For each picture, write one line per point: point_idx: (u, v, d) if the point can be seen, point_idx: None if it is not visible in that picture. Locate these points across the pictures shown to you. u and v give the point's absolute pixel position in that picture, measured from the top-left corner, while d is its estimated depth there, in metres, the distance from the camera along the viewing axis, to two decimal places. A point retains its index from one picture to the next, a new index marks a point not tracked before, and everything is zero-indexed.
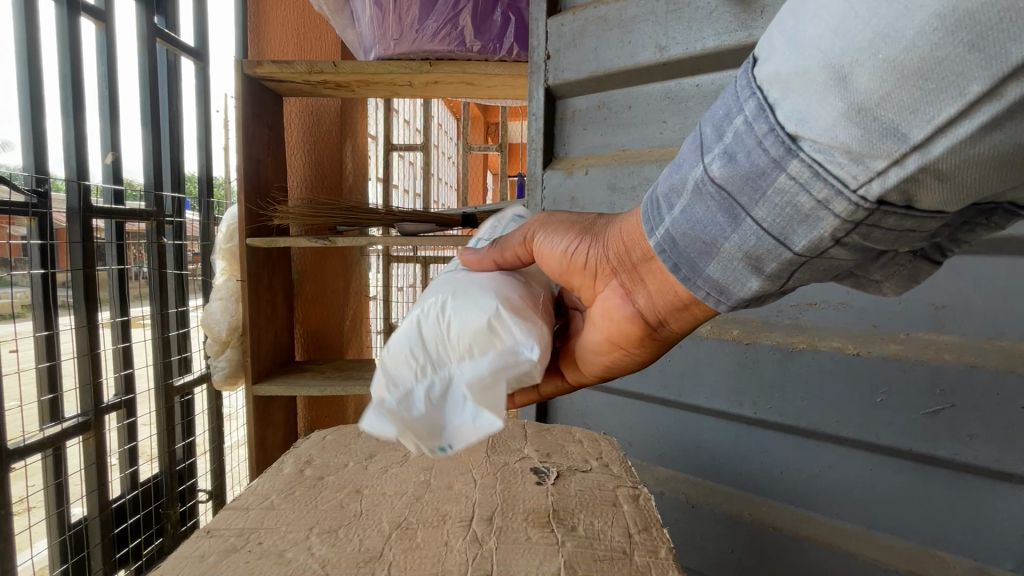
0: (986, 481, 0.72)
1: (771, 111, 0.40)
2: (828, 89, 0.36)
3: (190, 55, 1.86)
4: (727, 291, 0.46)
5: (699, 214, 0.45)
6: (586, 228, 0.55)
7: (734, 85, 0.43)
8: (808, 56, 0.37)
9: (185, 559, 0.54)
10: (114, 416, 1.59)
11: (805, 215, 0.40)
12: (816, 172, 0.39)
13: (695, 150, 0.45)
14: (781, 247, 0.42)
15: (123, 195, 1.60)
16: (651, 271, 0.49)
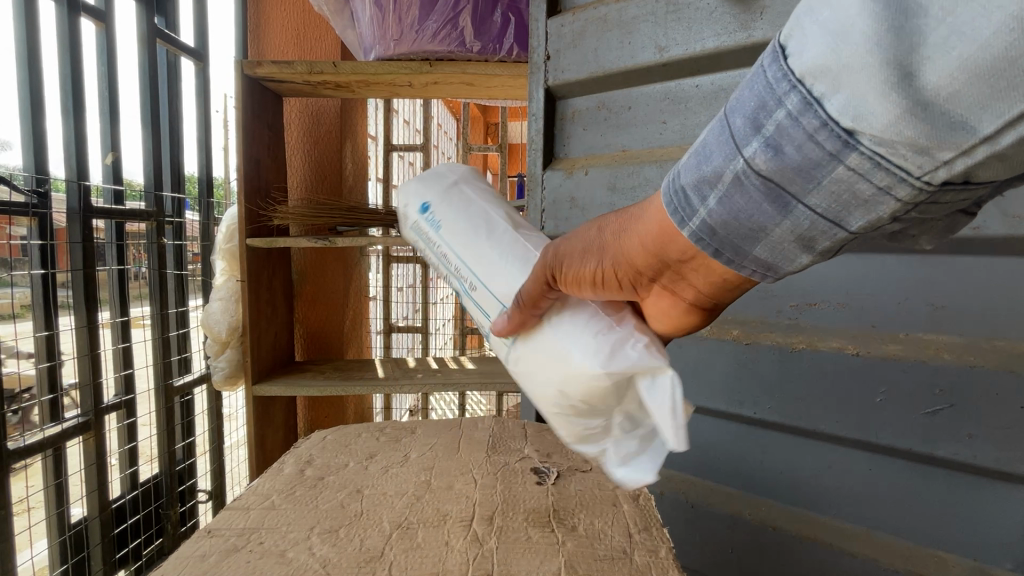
0: (986, 482, 0.72)
1: (820, 104, 0.37)
2: (890, 83, 0.34)
3: (190, 55, 1.86)
4: (775, 267, 0.44)
5: (740, 205, 0.42)
6: (599, 247, 0.51)
7: (764, 75, 0.40)
8: (861, 48, 0.34)
9: (186, 559, 0.54)
10: (114, 416, 1.59)
11: (862, 201, 0.38)
12: (878, 163, 0.37)
13: (724, 142, 0.42)
14: (836, 229, 0.40)
15: (123, 195, 1.60)
16: (691, 270, 0.47)
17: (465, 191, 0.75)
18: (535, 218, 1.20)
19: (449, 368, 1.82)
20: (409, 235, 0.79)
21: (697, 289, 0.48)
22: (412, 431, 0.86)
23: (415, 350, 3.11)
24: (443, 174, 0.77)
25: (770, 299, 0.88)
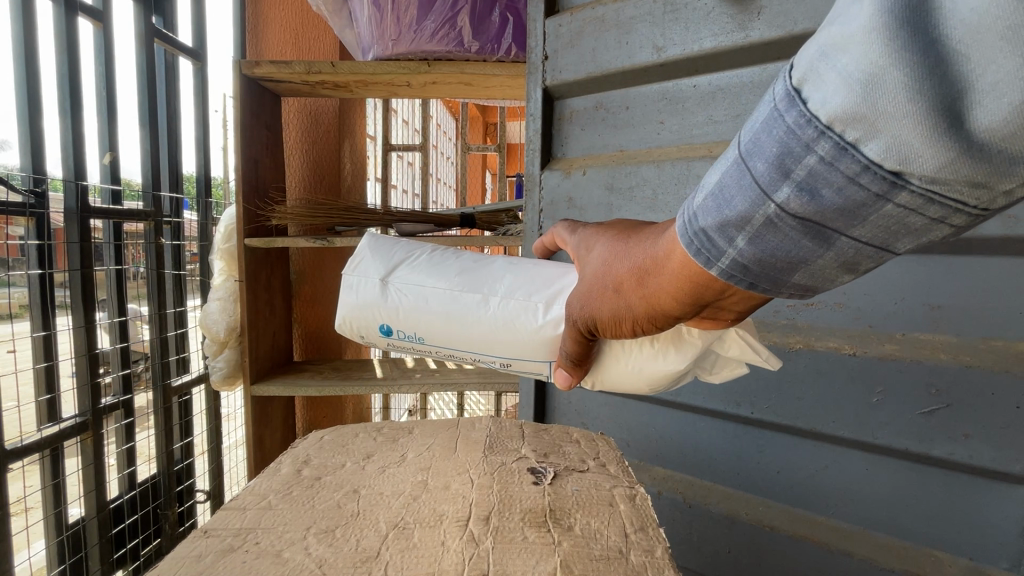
0: (982, 481, 0.72)
1: (856, 150, 0.39)
2: (938, 132, 0.36)
3: (188, 54, 1.86)
4: (815, 288, 0.48)
5: (777, 243, 0.45)
6: (634, 297, 0.56)
7: (784, 120, 0.42)
8: (898, 99, 0.36)
9: (182, 560, 0.54)
10: (112, 417, 1.59)
11: (915, 230, 0.41)
12: (929, 198, 0.39)
13: (748, 187, 0.45)
14: (884, 252, 0.43)
15: (122, 195, 1.60)
16: (730, 300, 0.53)
17: (399, 285, 0.80)
18: (533, 218, 1.20)
19: (448, 368, 1.83)
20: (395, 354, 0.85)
21: (737, 309, 0.55)
22: (409, 431, 0.86)
23: (414, 350, 3.11)
24: (370, 282, 0.81)
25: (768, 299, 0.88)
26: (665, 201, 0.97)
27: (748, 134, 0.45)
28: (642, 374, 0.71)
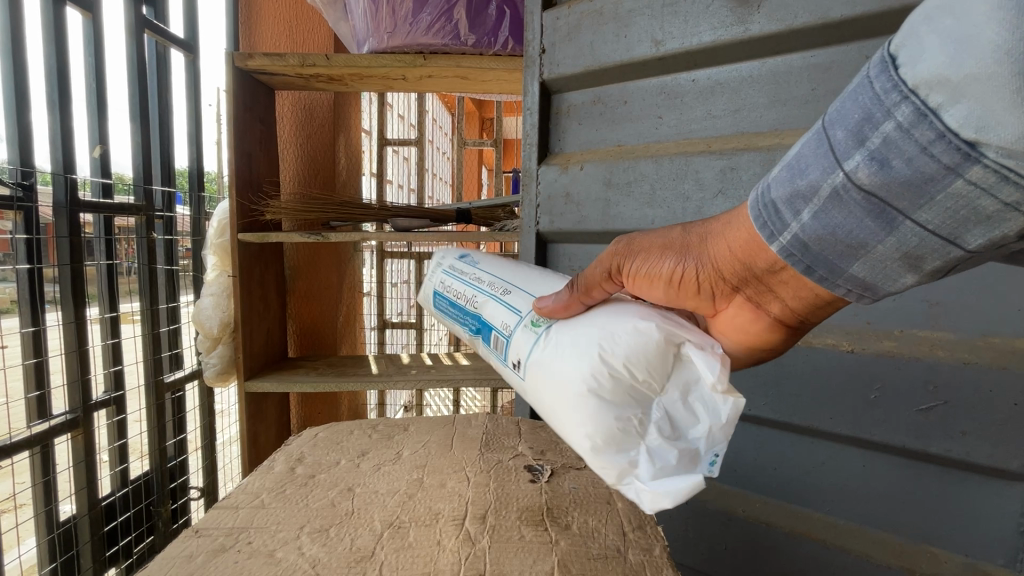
0: (980, 478, 0.72)
1: (934, 117, 0.39)
2: (1019, 97, 0.35)
3: (180, 47, 1.83)
4: (875, 286, 0.46)
5: (839, 218, 0.44)
6: (682, 247, 0.55)
7: (872, 87, 0.42)
8: (985, 61, 0.35)
9: (173, 560, 0.53)
10: (104, 414, 1.57)
11: (984, 217, 0.39)
12: (1003, 176, 0.37)
13: (823, 155, 0.45)
14: (951, 246, 0.41)
15: (112, 189, 1.57)
16: (780, 282, 0.50)
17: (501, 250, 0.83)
18: (529, 214, 1.19)
19: (444, 365, 1.82)
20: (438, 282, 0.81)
21: (785, 303, 0.51)
22: (405, 428, 0.85)
23: (410, 346, 3.09)
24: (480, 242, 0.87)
25: None
26: (662, 197, 0.97)
27: (834, 106, 0.45)
28: (611, 336, 0.55)
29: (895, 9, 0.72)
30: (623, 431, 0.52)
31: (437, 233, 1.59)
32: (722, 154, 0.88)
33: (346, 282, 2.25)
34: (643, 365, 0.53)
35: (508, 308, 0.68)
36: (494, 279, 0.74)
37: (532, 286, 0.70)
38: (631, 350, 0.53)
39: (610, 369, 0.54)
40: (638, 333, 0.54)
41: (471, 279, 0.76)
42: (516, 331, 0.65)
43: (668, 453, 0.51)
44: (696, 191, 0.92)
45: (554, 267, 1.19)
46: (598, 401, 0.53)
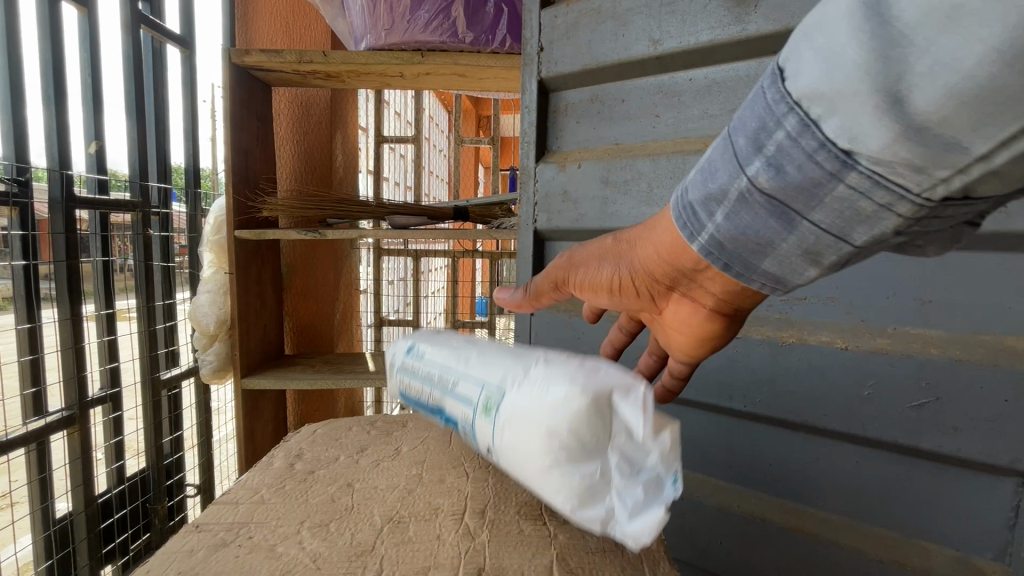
0: (970, 473, 0.73)
1: (816, 126, 0.40)
2: (880, 109, 0.36)
3: (176, 43, 1.82)
4: (785, 280, 0.47)
5: (747, 220, 0.45)
6: (616, 251, 0.57)
7: (763, 97, 0.43)
8: (852, 76, 0.37)
9: (174, 555, 0.54)
10: (99, 411, 1.56)
11: (865, 217, 0.40)
12: (875, 181, 0.39)
13: (729, 160, 0.45)
14: (841, 243, 0.42)
15: (108, 185, 1.57)
16: (706, 278, 0.51)
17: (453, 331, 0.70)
18: (527, 212, 1.19)
19: None
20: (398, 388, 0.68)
21: (713, 294, 0.52)
22: (403, 425, 0.86)
23: (407, 344, 3.09)
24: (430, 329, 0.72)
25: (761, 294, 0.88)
26: (659, 195, 0.97)
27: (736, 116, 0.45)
28: (546, 403, 0.49)
29: None
30: (586, 487, 0.49)
31: (434, 231, 1.59)
32: None
33: (342, 280, 2.25)
34: (583, 430, 0.47)
35: (461, 398, 0.57)
36: (444, 363, 0.61)
37: (489, 364, 0.57)
38: (567, 420, 0.47)
39: (559, 446, 0.48)
40: (569, 402, 0.48)
41: (419, 380, 0.63)
42: (477, 422, 0.55)
43: (631, 492, 0.48)
44: None
45: (552, 265, 1.19)
46: (556, 470, 0.49)
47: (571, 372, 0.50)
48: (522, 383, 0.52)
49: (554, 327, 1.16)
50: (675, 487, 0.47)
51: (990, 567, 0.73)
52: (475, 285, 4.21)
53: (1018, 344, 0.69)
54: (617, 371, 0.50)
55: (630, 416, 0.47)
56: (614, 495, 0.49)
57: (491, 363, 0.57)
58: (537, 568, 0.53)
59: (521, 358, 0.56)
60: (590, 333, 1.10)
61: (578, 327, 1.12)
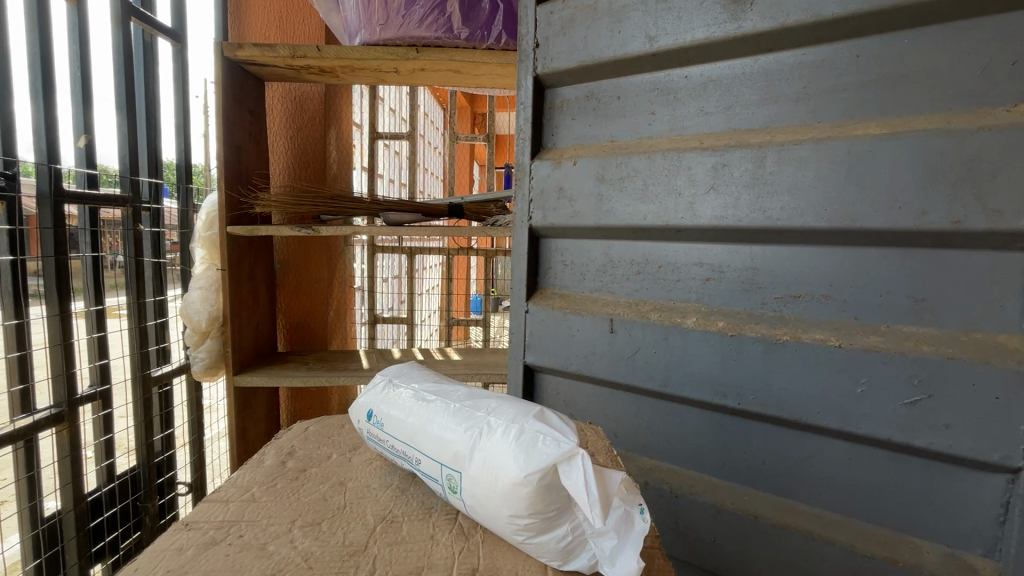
0: (961, 471, 0.73)
1: None
2: None
3: (168, 36, 1.80)
4: None
5: None
6: None
7: None
8: None
9: (162, 553, 0.53)
10: (89, 408, 1.54)
11: None
12: None
13: None
14: None
15: (97, 180, 1.54)
16: None
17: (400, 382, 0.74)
18: (522, 209, 1.19)
19: (435, 360, 1.82)
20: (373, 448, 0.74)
21: None
22: None
23: (401, 342, 3.08)
24: (380, 380, 0.76)
25: (756, 291, 0.89)
26: (655, 192, 0.97)
27: None
28: (498, 489, 0.54)
29: (886, 8, 0.73)
30: (566, 546, 0.52)
31: (429, 227, 1.58)
32: (715, 150, 0.89)
33: (336, 277, 2.24)
34: (539, 505, 0.52)
35: (428, 475, 0.63)
36: (401, 439, 0.67)
37: (434, 441, 0.62)
38: (521, 504, 0.52)
39: (523, 523, 0.53)
40: (519, 489, 0.52)
41: (390, 447, 0.69)
42: (447, 497, 0.61)
43: (604, 540, 0.51)
44: (688, 187, 0.93)
45: (546, 262, 1.19)
46: (531, 542, 0.53)
47: (510, 452, 0.54)
48: (473, 465, 0.57)
49: (549, 325, 1.15)
50: (643, 518, 0.51)
51: (980, 563, 0.73)
52: (470, 283, 4.20)
53: (1010, 342, 0.69)
54: (553, 442, 0.53)
55: (577, 490, 0.50)
56: (594, 546, 0.52)
57: (443, 439, 0.61)
58: (531, 567, 0.53)
59: (461, 428, 0.61)
60: (585, 330, 1.09)
61: (572, 324, 1.11)
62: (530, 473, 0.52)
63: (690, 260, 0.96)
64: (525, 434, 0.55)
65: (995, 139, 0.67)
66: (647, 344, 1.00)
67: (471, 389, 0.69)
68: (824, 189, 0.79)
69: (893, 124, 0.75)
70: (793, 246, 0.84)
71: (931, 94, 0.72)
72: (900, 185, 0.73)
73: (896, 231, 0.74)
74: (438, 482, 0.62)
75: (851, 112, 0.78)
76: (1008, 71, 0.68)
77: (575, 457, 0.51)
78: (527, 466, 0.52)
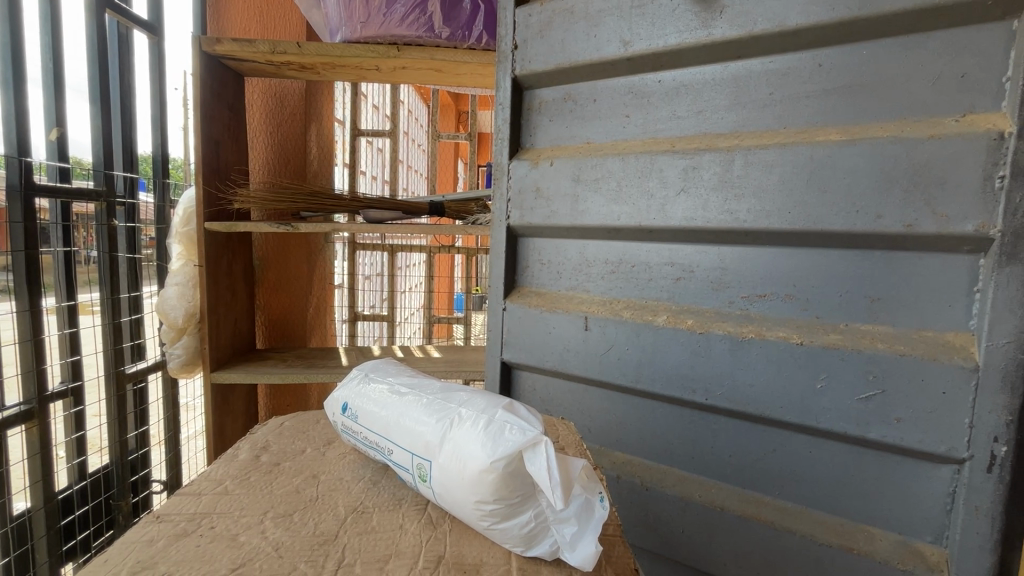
0: (912, 462, 0.77)
1: None
2: None
3: (144, 29, 1.77)
4: None
5: None
6: None
7: None
8: None
9: (133, 544, 0.53)
10: (60, 405, 1.52)
11: None
12: None
13: None
14: None
15: (70, 173, 1.52)
16: None
17: (375, 376, 0.75)
18: (500, 208, 1.20)
19: (415, 357, 1.83)
20: (347, 440, 0.75)
21: None
22: None
23: (382, 339, 3.08)
24: (356, 373, 0.78)
25: (723, 290, 0.92)
26: (628, 193, 0.99)
27: None
28: (466, 476, 0.56)
29: (846, 20, 0.76)
30: (529, 532, 0.54)
31: (409, 225, 1.59)
32: (685, 153, 0.92)
33: (317, 274, 2.24)
34: (504, 491, 0.54)
35: (399, 466, 0.65)
36: (374, 430, 0.68)
37: (406, 432, 0.64)
38: (487, 490, 0.54)
39: (489, 509, 0.55)
40: (485, 475, 0.54)
41: (363, 439, 0.70)
42: (417, 486, 0.63)
43: (565, 528, 0.54)
44: (660, 189, 0.95)
45: (524, 261, 1.21)
46: (497, 527, 0.55)
47: (478, 441, 0.56)
48: (443, 454, 0.59)
49: (526, 322, 1.17)
50: (602, 505, 0.54)
51: (929, 550, 0.77)
52: (452, 281, 4.20)
53: (956, 340, 0.73)
54: (519, 430, 0.55)
55: (541, 476, 0.52)
56: (556, 532, 0.54)
57: (416, 429, 0.63)
58: (496, 554, 0.55)
59: (433, 417, 0.62)
60: (560, 327, 1.11)
61: (549, 322, 1.13)
62: (496, 459, 0.53)
63: (662, 260, 0.98)
64: (494, 422, 0.57)
65: (944, 147, 0.71)
66: (620, 342, 1.02)
67: (445, 382, 0.70)
68: (788, 192, 0.82)
69: (853, 131, 0.78)
70: (759, 247, 0.87)
71: (887, 103, 0.76)
72: (858, 190, 0.77)
73: (854, 233, 0.78)
74: (409, 471, 0.63)
75: (815, 118, 0.81)
76: (958, 83, 0.71)
77: (539, 445, 0.53)
78: (494, 452, 0.54)
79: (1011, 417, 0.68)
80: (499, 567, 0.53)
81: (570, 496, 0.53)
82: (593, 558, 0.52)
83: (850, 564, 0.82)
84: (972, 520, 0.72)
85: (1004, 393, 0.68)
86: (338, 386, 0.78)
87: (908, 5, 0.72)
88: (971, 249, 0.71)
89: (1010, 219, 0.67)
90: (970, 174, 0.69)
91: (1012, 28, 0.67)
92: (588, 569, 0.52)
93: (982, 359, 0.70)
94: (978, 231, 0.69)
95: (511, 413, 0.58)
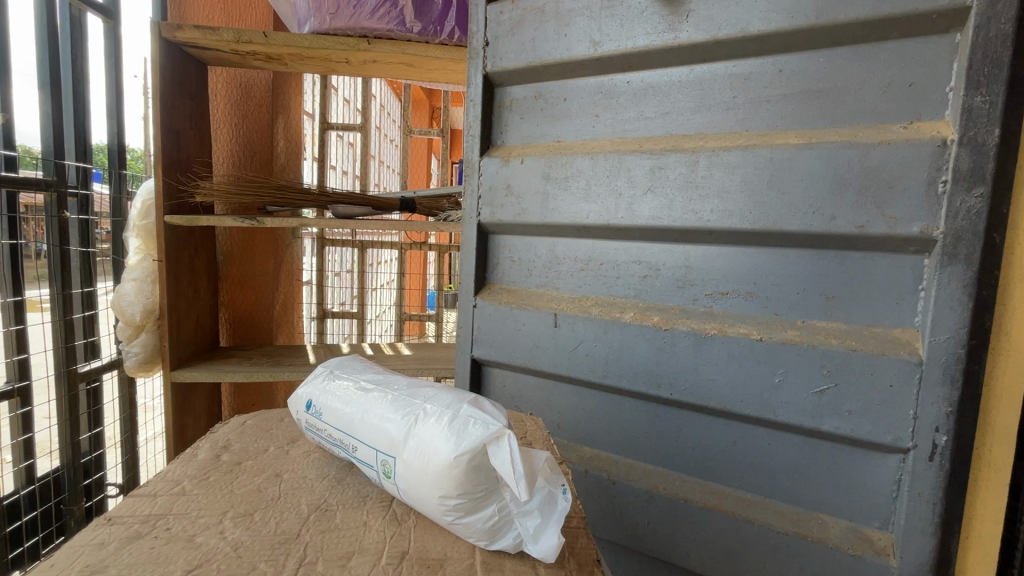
0: (862, 451, 0.81)
1: None
2: None
3: (99, 12, 1.69)
4: None
5: None
6: None
7: None
8: None
9: (81, 548, 0.51)
10: (5, 406, 1.46)
11: None
12: None
13: None
14: None
15: (15, 161, 1.44)
16: None
17: (340, 374, 0.74)
18: (471, 205, 1.21)
19: (385, 355, 1.82)
20: (310, 437, 0.74)
21: None
22: None
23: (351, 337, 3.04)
24: (320, 371, 0.76)
25: (687, 287, 0.94)
26: (597, 192, 1.01)
27: None
28: (430, 472, 0.56)
29: (805, 28, 0.79)
30: (496, 526, 0.55)
31: (380, 221, 1.56)
32: (652, 154, 0.93)
33: (285, 269, 2.20)
34: (470, 484, 0.54)
35: (365, 463, 0.64)
36: (340, 427, 0.67)
37: (372, 431, 0.63)
38: (455, 484, 0.54)
39: (455, 503, 0.55)
40: (450, 469, 0.54)
41: (327, 436, 0.69)
42: (383, 483, 0.62)
43: (529, 521, 0.54)
44: (628, 188, 0.97)
45: (495, 258, 1.21)
46: (464, 520, 0.55)
47: (443, 436, 0.56)
48: (408, 450, 0.59)
49: (496, 319, 1.18)
50: (564, 497, 0.55)
51: (876, 535, 0.81)
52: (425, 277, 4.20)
53: (903, 336, 0.77)
54: (482, 424, 0.55)
55: (504, 469, 0.52)
56: (519, 525, 0.55)
57: (381, 426, 0.62)
58: (460, 548, 0.55)
59: (398, 416, 0.62)
60: (530, 324, 1.12)
61: (518, 318, 1.14)
62: (459, 454, 0.54)
63: (630, 258, 1.00)
64: (461, 420, 0.57)
65: (893, 152, 0.74)
66: (588, 338, 1.04)
67: (411, 378, 0.70)
68: (749, 193, 0.85)
69: (810, 135, 0.81)
70: (720, 246, 0.90)
71: (842, 110, 0.79)
72: (814, 192, 0.80)
73: (810, 233, 0.81)
74: (377, 469, 0.63)
75: (775, 123, 0.84)
76: (906, 91, 0.75)
77: (501, 438, 0.53)
78: (459, 447, 0.54)
79: (951, 408, 0.72)
80: (462, 562, 0.53)
81: (534, 489, 0.54)
82: (556, 546, 0.53)
83: (804, 551, 0.85)
84: (915, 506, 0.76)
85: (945, 384, 0.72)
86: (302, 384, 0.76)
87: (864, 16, 0.75)
88: (916, 250, 0.75)
89: (951, 222, 0.71)
90: (915, 178, 0.73)
91: (954, 41, 0.71)
92: (551, 561, 0.53)
93: (926, 353, 0.74)
94: (923, 232, 0.73)
95: (477, 408, 0.58)
